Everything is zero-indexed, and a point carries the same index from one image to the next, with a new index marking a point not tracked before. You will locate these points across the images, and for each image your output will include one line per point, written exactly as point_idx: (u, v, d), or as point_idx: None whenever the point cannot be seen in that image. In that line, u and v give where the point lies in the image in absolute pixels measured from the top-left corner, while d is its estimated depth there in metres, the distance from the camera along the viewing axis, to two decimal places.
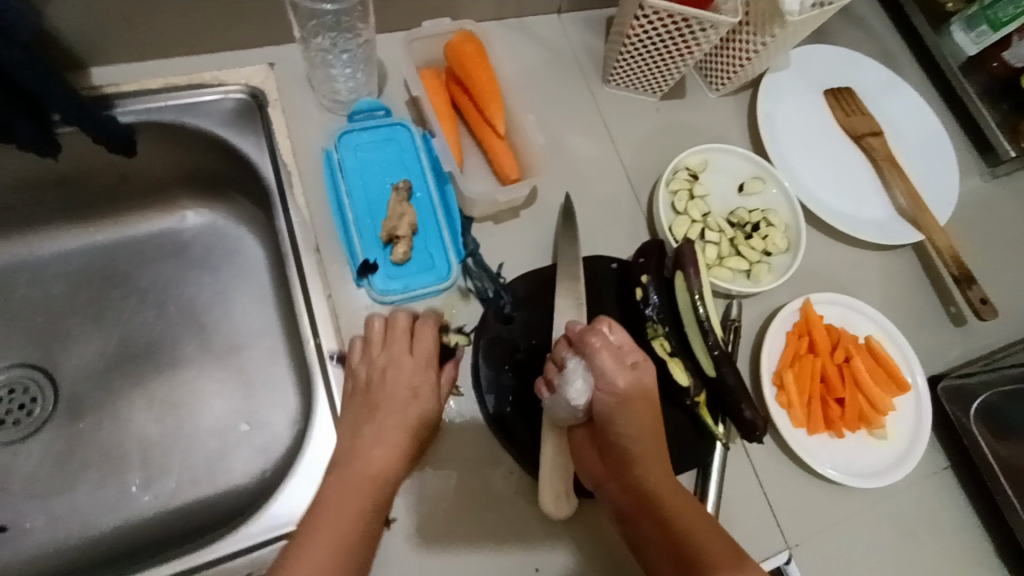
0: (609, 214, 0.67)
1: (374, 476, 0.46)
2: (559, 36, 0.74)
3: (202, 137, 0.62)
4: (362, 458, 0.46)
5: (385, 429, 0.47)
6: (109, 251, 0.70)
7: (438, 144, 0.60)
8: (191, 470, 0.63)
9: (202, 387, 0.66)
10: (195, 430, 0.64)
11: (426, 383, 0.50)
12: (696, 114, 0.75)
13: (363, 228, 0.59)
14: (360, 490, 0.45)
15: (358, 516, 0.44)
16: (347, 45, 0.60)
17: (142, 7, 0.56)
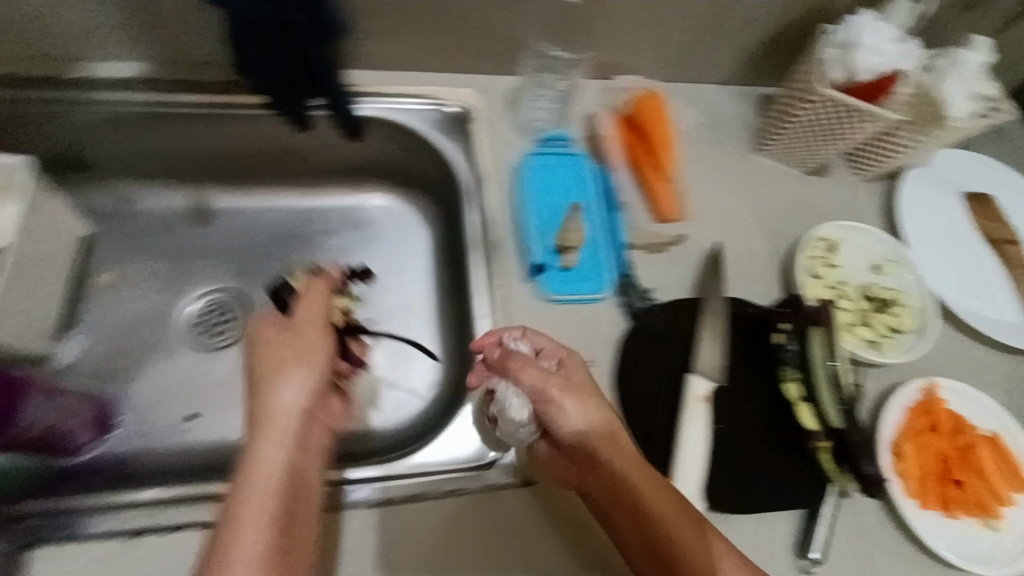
0: (748, 265, 0.73)
1: (289, 425, 0.50)
2: (722, 101, 0.82)
3: (415, 138, 0.74)
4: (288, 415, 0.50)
5: (291, 377, 0.51)
6: (308, 214, 0.85)
7: (614, 179, 0.72)
8: (349, 408, 0.75)
9: (359, 343, 0.78)
10: (356, 375, 0.77)
11: (324, 329, 0.57)
12: (837, 192, 0.81)
13: (538, 234, 0.68)
14: (273, 440, 0.48)
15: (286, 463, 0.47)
16: (553, 86, 0.75)
17: (397, 29, 0.69)
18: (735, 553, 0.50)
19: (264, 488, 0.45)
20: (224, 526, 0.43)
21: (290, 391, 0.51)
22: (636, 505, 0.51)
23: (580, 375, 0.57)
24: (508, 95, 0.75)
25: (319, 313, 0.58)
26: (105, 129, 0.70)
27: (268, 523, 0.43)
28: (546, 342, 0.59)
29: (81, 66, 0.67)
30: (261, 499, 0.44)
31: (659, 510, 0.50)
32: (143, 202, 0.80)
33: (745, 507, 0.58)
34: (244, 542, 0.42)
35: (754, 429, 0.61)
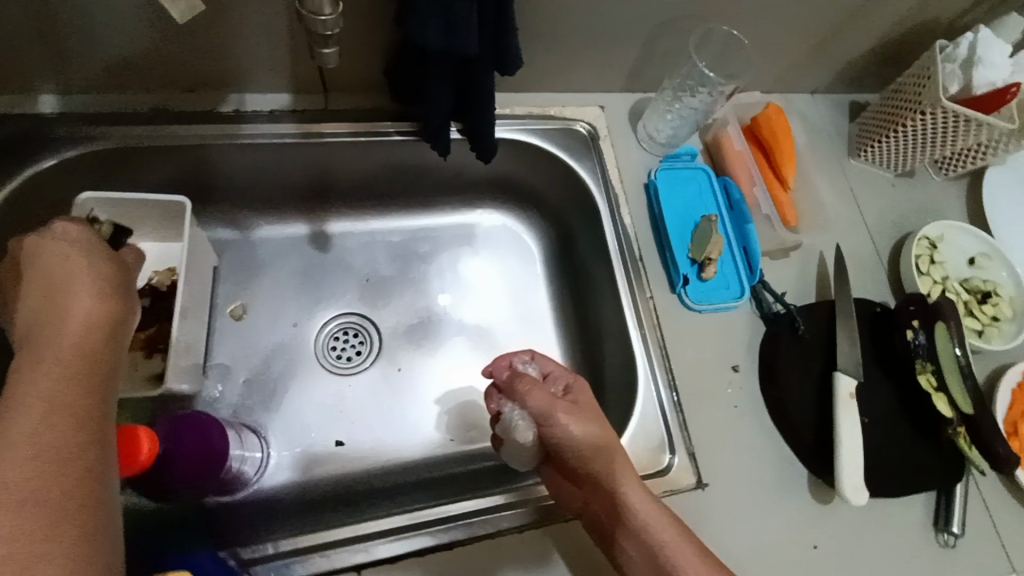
0: (858, 265, 0.79)
1: (69, 356, 0.37)
2: (814, 112, 0.89)
3: (544, 156, 0.77)
4: (55, 346, 0.37)
5: (81, 287, 0.40)
6: (421, 232, 0.86)
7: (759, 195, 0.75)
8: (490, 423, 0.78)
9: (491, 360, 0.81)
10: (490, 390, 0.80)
11: (95, 254, 0.43)
12: (924, 192, 0.87)
13: (678, 246, 0.72)
14: (48, 379, 0.35)
15: (58, 410, 0.34)
16: (697, 104, 0.73)
17: (537, 53, 0.72)
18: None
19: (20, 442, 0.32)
20: None
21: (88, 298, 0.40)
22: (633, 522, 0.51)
23: (583, 398, 0.59)
24: (629, 115, 0.80)
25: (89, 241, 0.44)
26: (246, 160, 0.70)
27: (51, 466, 0.32)
28: (559, 373, 0.63)
29: (230, 98, 0.68)
30: (17, 455, 0.32)
31: (649, 526, 0.50)
32: (262, 231, 0.80)
33: (894, 492, 0.64)
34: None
35: (890, 417, 0.67)
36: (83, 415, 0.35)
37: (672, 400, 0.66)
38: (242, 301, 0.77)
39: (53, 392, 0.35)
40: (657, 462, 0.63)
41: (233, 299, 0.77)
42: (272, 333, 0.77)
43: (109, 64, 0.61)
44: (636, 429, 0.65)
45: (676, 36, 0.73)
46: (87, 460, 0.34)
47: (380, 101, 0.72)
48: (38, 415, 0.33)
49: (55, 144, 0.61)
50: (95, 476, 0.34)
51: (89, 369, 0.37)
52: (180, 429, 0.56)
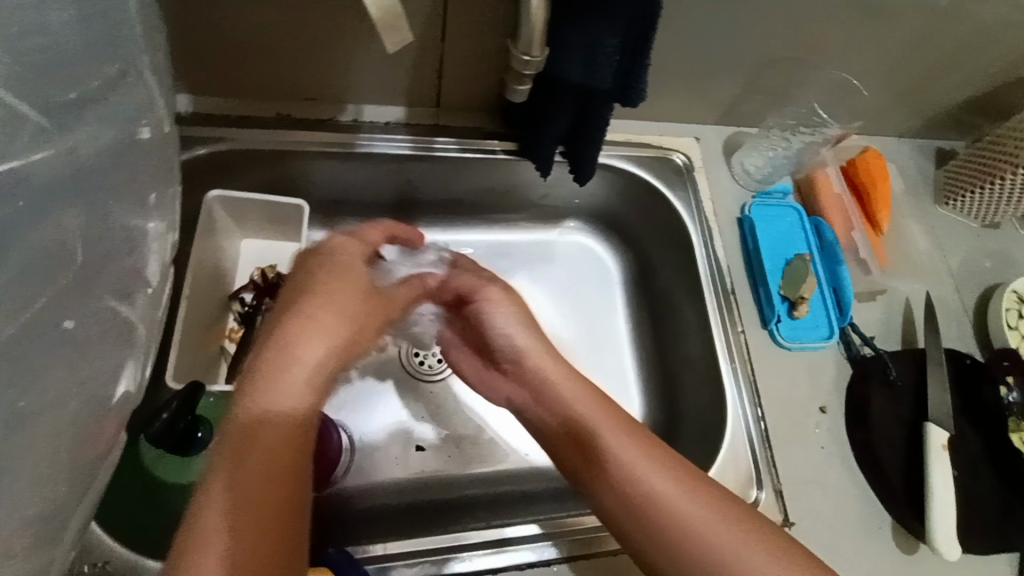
0: (944, 314, 0.78)
1: (306, 365, 0.43)
2: (902, 156, 0.89)
3: (638, 184, 0.78)
4: (290, 377, 0.42)
5: (319, 316, 0.45)
6: (504, 246, 0.86)
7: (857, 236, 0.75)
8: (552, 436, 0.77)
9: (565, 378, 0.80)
10: None
11: (348, 290, 0.48)
12: (1011, 244, 0.87)
13: (770, 282, 0.72)
14: (266, 426, 0.40)
15: (267, 462, 0.39)
16: (810, 141, 0.77)
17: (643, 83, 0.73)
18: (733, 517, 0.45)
19: (258, 435, 0.40)
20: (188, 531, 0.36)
21: (328, 311, 0.45)
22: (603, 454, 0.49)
23: (507, 311, 0.57)
24: (723, 149, 0.81)
25: (357, 269, 0.50)
26: (355, 168, 0.72)
27: (240, 525, 0.37)
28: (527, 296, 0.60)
29: (348, 109, 0.70)
30: (256, 451, 0.39)
31: (620, 458, 0.48)
32: None
33: (981, 547, 0.64)
34: (225, 485, 0.38)
35: (977, 471, 0.67)
36: (303, 417, 0.42)
37: (762, 436, 0.67)
38: None
39: (287, 398, 0.41)
40: (746, 498, 0.64)
41: None
42: None
43: (246, 71, 0.64)
44: (724, 461, 0.66)
45: (782, 74, 0.74)
46: (263, 513, 0.37)
47: (486, 120, 0.74)
48: (282, 414, 0.41)
49: (189, 144, 0.65)
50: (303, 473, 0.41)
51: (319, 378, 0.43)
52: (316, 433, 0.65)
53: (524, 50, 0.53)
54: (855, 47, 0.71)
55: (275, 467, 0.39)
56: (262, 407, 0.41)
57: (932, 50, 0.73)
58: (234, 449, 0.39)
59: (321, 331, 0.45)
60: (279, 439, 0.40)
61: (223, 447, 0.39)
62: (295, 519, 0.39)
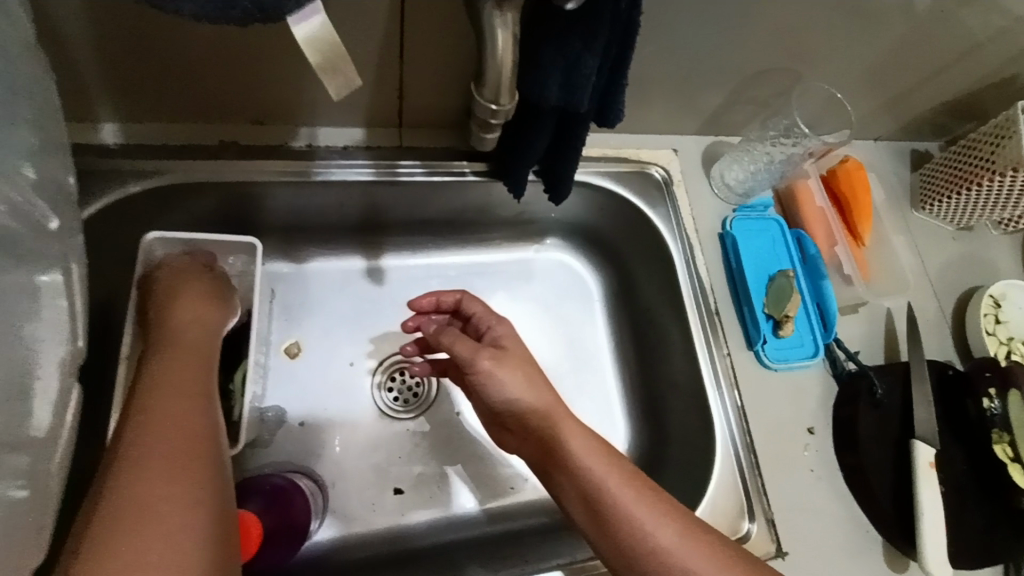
0: (924, 322, 0.78)
1: (196, 363, 0.49)
2: (879, 161, 0.88)
3: (616, 200, 0.75)
4: (173, 360, 0.48)
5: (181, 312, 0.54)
6: (478, 266, 0.81)
7: (840, 251, 0.74)
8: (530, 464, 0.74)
9: None
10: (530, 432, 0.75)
11: (203, 298, 0.56)
12: (984, 246, 0.87)
13: (754, 300, 0.70)
14: (175, 394, 0.44)
15: (179, 420, 0.42)
16: (789, 160, 0.73)
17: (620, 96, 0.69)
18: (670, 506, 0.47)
19: (167, 416, 0.42)
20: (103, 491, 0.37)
21: (189, 313, 0.55)
22: (572, 463, 0.49)
23: (511, 380, 0.53)
24: (702, 161, 0.78)
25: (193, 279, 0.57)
26: (312, 196, 0.66)
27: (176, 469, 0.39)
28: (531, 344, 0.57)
29: (302, 132, 0.64)
30: (176, 412, 0.43)
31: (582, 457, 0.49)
32: (316, 263, 0.75)
33: (969, 562, 0.64)
34: (153, 441, 0.40)
35: (962, 485, 0.67)
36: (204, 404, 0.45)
37: (751, 462, 0.65)
38: (297, 338, 0.73)
39: (182, 379, 0.46)
40: (738, 528, 0.62)
41: (287, 336, 0.73)
42: (328, 373, 0.73)
43: (184, 97, 0.58)
44: (715, 491, 0.64)
45: (763, 84, 0.71)
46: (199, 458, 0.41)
47: (454, 139, 0.69)
48: (188, 400, 0.45)
49: (120, 179, 0.58)
50: (220, 448, 0.43)
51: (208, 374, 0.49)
52: (272, 502, 0.62)
53: (492, 99, 0.49)
54: (836, 55, 0.68)
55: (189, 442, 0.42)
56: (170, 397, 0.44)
57: (911, 56, 0.71)
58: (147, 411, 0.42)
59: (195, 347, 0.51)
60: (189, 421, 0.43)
61: (138, 434, 0.40)
62: (218, 494, 0.41)
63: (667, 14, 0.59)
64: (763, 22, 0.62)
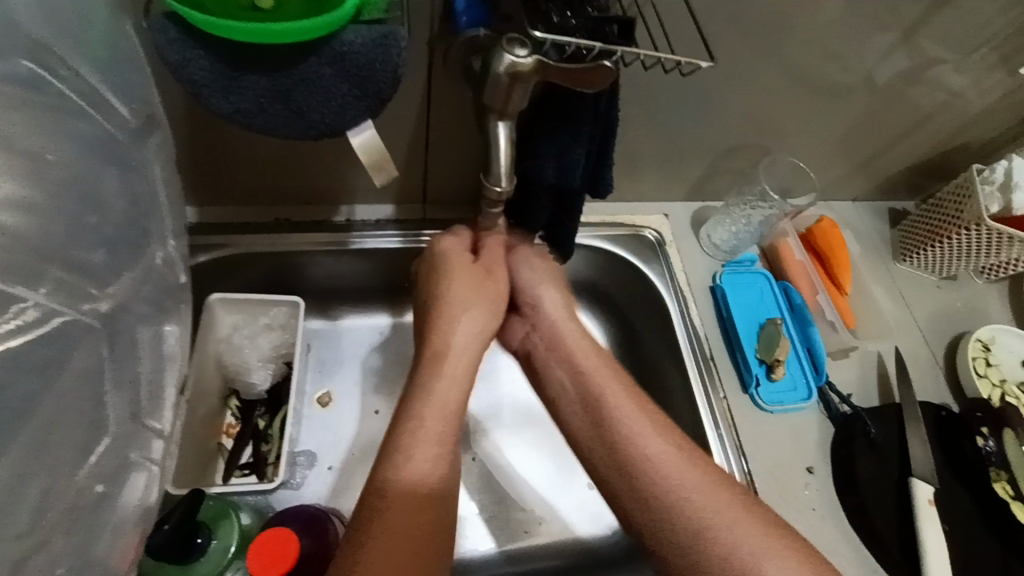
0: (916, 366, 0.82)
1: (442, 404, 0.55)
2: (858, 219, 0.96)
3: (616, 259, 0.84)
4: (446, 378, 0.56)
5: (462, 325, 0.60)
6: None
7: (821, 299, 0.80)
8: (540, 508, 0.78)
9: (554, 451, 0.81)
10: (542, 476, 0.80)
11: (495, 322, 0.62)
12: (969, 294, 0.92)
13: (746, 347, 0.76)
14: (433, 425, 0.53)
15: (434, 448, 0.52)
16: (766, 220, 0.83)
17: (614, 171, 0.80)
18: (743, 504, 0.50)
19: (412, 485, 0.49)
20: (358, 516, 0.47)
21: (467, 328, 0.60)
22: (632, 457, 0.54)
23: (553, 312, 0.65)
24: (691, 223, 0.87)
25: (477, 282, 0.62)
26: (349, 263, 0.77)
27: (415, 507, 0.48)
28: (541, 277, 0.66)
29: (342, 210, 0.76)
30: (428, 437, 0.52)
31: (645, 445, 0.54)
32: (348, 320, 0.83)
33: None
34: (408, 478, 0.49)
35: (969, 525, 0.68)
36: (441, 468, 0.51)
37: None
38: (329, 388, 0.79)
39: (440, 454, 0.52)
40: None
41: (320, 387, 0.79)
42: (355, 422, 0.77)
43: (247, 185, 0.70)
44: None
45: (738, 157, 0.81)
46: (422, 496, 0.49)
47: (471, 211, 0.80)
48: (432, 459, 0.51)
49: (192, 252, 0.70)
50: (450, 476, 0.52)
51: (455, 434, 0.54)
52: (311, 523, 0.58)
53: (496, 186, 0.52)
54: (799, 131, 0.79)
55: (419, 506, 0.48)
56: (412, 458, 0.50)
57: (868, 130, 0.82)
58: (410, 441, 0.51)
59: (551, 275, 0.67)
60: (422, 487, 0.49)
61: (383, 503, 0.48)
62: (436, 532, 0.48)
63: (647, 106, 0.71)
64: (729, 108, 0.73)
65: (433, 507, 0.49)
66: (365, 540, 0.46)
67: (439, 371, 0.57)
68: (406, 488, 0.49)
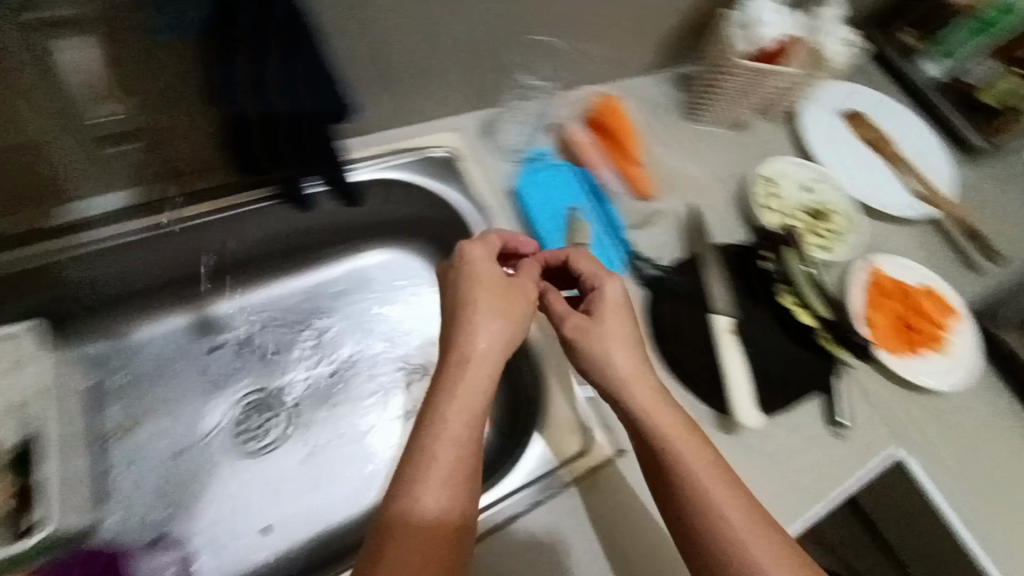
0: (716, 215, 0.86)
1: (460, 426, 0.51)
2: (651, 90, 0.94)
3: (411, 188, 0.80)
4: (466, 371, 0.54)
5: (485, 324, 0.56)
6: (310, 292, 0.88)
7: (608, 178, 0.82)
8: (400, 457, 0.79)
9: (406, 400, 0.83)
10: (399, 427, 0.81)
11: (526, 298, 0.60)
12: (758, 137, 0.96)
13: (551, 239, 0.77)
14: (457, 425, 0.51)
15: (450, 449, 0.50)
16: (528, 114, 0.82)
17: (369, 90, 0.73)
18: (750, 514, 0.52)
19: (418, 514, 0.47)
20: (369, 549, 0.46)
21: (484, 337, 0.55)
22: (648, 427, 0.57)
23: (642, 395, 0.58)
24: (480, 129, 0.83)
25: (492, 268, 0.60)
26: (109, 266, 0.74)
27: (432, 532, 0.47)
28: (614, 326, 0.61)
29: (69, 208, 0.71)
30: (444, 442, 0.50)
31: (684, 454, 0.55)
32: (142, 334, 0.80)
33: (782, 409, 0.72)
34: (422, 496, 0.47)
35: (767, 344, 0.75)
36: (464, 499, 0.49)
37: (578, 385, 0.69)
38: (137, 411, 0.77)
39: (456, 486, 0.49)
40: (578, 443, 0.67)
41: (127, 412, 0.77)
42: (174, 433, 0.77)
43: None
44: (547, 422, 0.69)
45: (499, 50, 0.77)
46: (454, 510, 0.48)
47: (233, 178, 0.75)
48: (439, 490, 0.48)
49: None
50: (466, 476, 0.49)
51: (472, 438, 0.51)
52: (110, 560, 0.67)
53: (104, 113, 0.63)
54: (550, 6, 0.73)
55: (436, 533, 0.47)
56: (429, 490, 0.48)
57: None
58: (428, 449, 0.49)
59: (628, 318, 0.62)
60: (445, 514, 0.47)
61: (400, 529, 0.46)
62: (453, 551, 0.47)
63: (365, 16, 0.63)
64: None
65: (442, 531, 0.47)
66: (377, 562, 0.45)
67: (463, 368, 0.54)
68: (416, 519, 0.47)
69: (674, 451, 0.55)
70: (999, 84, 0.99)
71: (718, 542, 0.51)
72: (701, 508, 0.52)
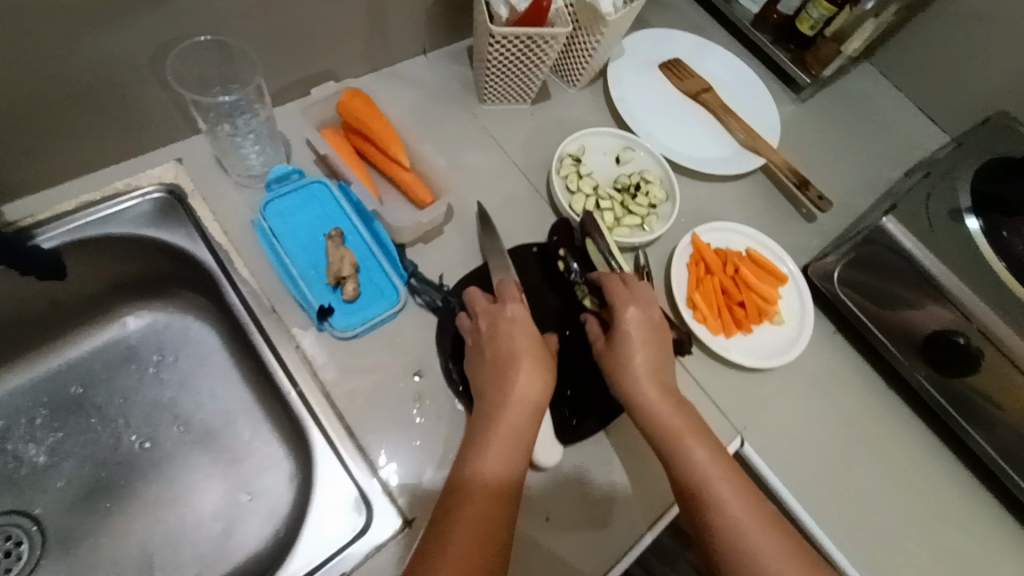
0: (518, 210, 0.76)
1: (520, 418, 0.55)
2: (431, 74, 0.81)
3: (130, 242, 0.65)
4: (518, 393, 0.56)
5: (527, 362, 0.58)
6: (58, 377, 0.72)
7: (357, 189, 0.68)
8: (199, 552, 0.67)
9: (204, 484, 0.71)
10: (197, 518, 0.69)
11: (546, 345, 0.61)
12: (565, 109, 0.85)
13: (310, 278, 0.65)
14: (507, 428, 0.55)
15: (500, 450, 0.54)
16: (250, 126, 0.67)
17: (18, 136, 0.57)
18: (794, 543, 0.53)
19: (480, 492, 0.52)
20: (438, 528, 0.50)
21: (526, 380, 0.57)
22: (671, 436, 0.58)
23: (648, 388, 0.60)
24: (212, 156, 0.69)
25: (522, 316, 0.61)
26: None
27: (484, 510, 0.51)
28: (647, 352, 0.61)
29: None
30: (499, 439, 0.54)
31: (701, 460, 0.57)
32: None
33: (592, 430, 0.64)
34: (482, 476, 0.52)
35: (576, 353, 0.67)
36: (517, 458, 0.54)
37: (355, 450, 0.59)
38: None
39: (508, 448, 0.54)
40: (355, 520, 0.57)
41: None
42: None
43: None
44: (323, 497, 0.58)
45: (205, 55, 0.63)
46: (495, 501, 0.52)
47: None
48: (497, 468, 0.53)
49: None
50: (515, 450, 0.54)
51: (521, 442, 0.55)
52: None
53: None
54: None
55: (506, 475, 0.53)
56: (484, 461, 0.53)
57: None
58: (483, 443, 0.54)
59: (654, 345, 0.62)
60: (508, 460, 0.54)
61: (463, 497, 0.51)
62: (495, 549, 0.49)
63: None
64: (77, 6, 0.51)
65: (487, 525, 0.50)
66: (441, 547, 0.49)
67: (506, 392, 0.56)
68: (473, 491, 0.52)
69: (688, 461, 0.56)
70: (812, 13, 0.89)
71: (729, 539, 0.53)
72: (715, 522, 0.54)
